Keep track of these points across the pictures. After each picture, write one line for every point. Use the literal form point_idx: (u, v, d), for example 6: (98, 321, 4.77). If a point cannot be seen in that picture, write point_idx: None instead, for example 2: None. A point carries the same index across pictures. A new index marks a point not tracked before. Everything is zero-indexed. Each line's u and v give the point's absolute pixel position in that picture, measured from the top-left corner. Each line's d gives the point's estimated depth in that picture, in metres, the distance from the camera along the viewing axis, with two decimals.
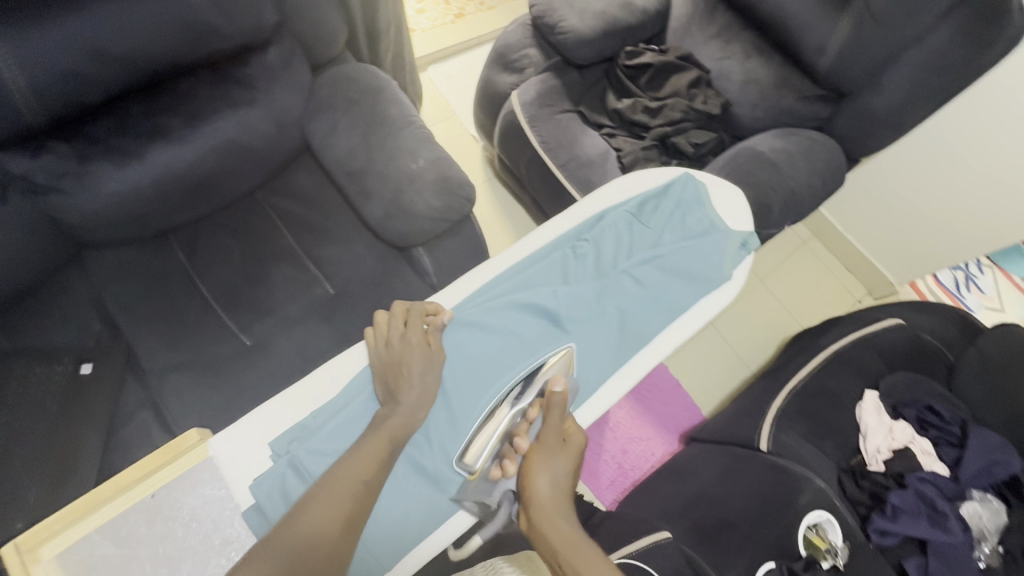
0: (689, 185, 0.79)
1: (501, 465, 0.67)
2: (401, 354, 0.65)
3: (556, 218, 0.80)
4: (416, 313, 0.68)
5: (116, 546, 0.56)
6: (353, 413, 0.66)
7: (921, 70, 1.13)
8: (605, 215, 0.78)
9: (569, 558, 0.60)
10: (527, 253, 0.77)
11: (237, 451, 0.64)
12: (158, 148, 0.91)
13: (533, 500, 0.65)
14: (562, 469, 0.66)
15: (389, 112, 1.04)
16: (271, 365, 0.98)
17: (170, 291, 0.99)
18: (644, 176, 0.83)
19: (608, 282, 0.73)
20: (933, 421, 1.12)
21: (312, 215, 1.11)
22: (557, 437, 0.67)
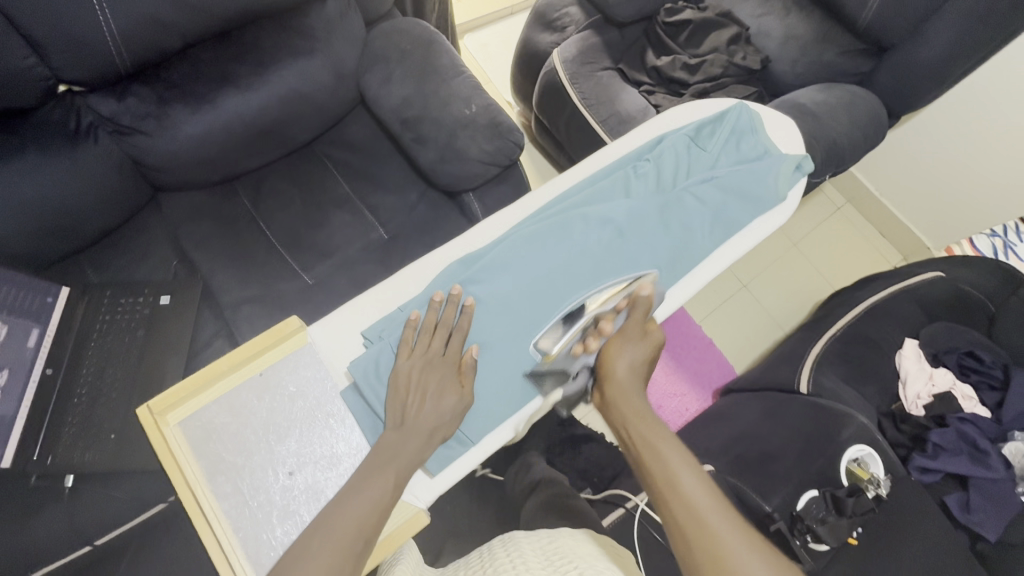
0: (744, 112, 0.81)
1: (583, 343, 0.67)
2: (427, 391, 0.65)
3: (615, 145, 0.83)
4: (457, 337, 0.67)
5: (232, 414, 0.63)
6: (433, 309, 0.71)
7: (967, 16, 1.13)
8: (662, 139, 0.81)
9: (651, 441, 0.65)
10: (589, 175, 0.80)
11: (333, 341, 0.72)
12: (228, 95, 0.97)
13: (612, 379, 0.69)
14: (640, 354, 0.70)
15: (441, 63, 1.09)
16: (332, 300, 1.04)
17: (238, 232, 1.05)
18: (698, 107, 0.85)
19: (668, 199, 0.75)
20: (974, 365, 1.12)
21: (366, 165, 1.15)
22: (639, 329, 0.70)
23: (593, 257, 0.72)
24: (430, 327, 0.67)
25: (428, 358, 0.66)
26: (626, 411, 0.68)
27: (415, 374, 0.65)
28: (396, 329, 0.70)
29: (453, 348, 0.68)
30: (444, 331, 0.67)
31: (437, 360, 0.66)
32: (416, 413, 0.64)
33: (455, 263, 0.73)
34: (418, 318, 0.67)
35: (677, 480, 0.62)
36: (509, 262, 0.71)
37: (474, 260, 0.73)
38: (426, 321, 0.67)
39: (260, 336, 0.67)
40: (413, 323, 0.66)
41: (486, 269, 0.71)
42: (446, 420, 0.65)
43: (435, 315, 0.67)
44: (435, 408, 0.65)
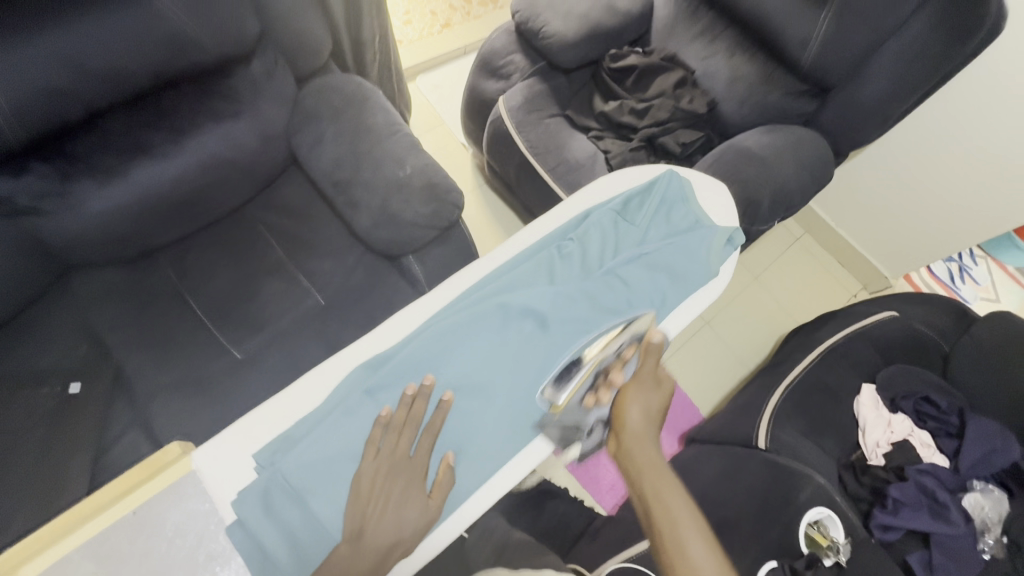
0: (673, 182, 0.79)
1: (595, 395, 0.67)
2: (391, 498, 0.60)
3: (540, 221, 0.79)
4: (427, 437, 0.64)
5: (96, 565, 0.55)
6: (340, 419, 0.63)
7: (904, 59, 1.14)
8: (589, 215, 0.78)
9: (664, 500, 0.64)
10: (511, 256, 0.75)
11: (219, 463, 0.63)
12: (140, 166, 0.92)
13: (626, 429, 0.68)
14: (654, 402, 0.69)
15: (374, 122, 1.04)
16: (261, 378, 0.98)
17: (158, 309, 0.99)
18: (627, 175, 0.82)
19: (594, 281, 0.72)
20: (930, 412, 1.11)
21: (301, 229, 1.11)
22: (651, 375, 0.70)
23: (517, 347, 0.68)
24: (397, 424, 0.63)
25: (394, 459, 0.62)
26: (640, 464, 0.66)
27: (380, 480, 0.61)
28: (297, 442, 0.63)
29: (422, 448, 0.64)
30: (412, 429, 0.63)
31: (401, 463, 0.62)
32: (375, 525, 0.59)
33: (360, 366, 0.66)
34: (387, 414, 0.63)
35: (685, 547, 0.61)
36: (425, 360, 0.66)
37: (385, 359, 0.67)
38: (394, 417, 0.63)
39: (127, 474, 0.61)
40: (380, 420, 0.62)
41: (399, 371, 0.65)
42: (407, 535, 0.60)
43: (405, 410, 0.63)
44: (396, 518, 0.60)
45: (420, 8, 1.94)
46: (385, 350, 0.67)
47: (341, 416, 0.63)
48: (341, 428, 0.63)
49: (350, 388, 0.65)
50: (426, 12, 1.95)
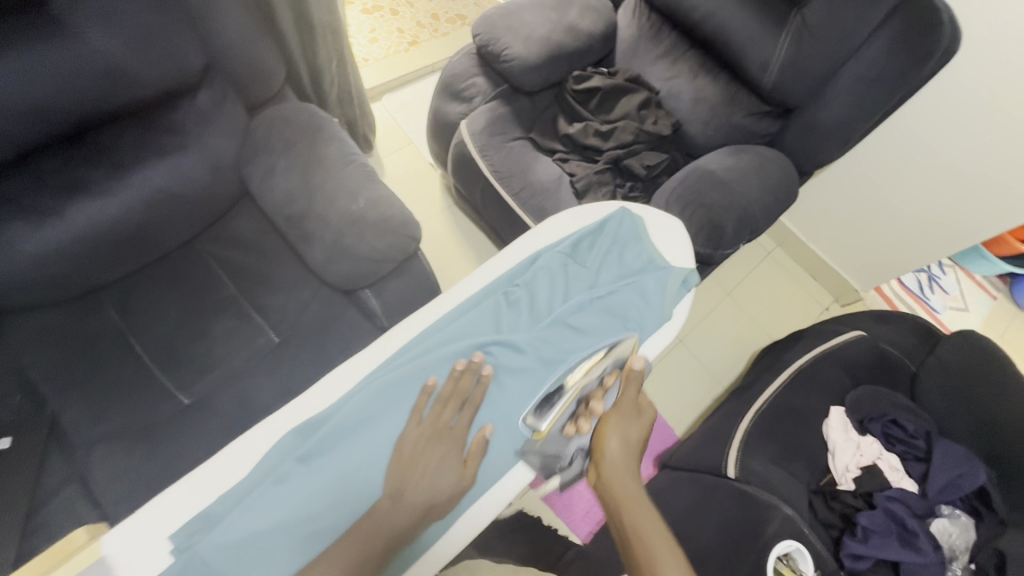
0: (624, 222, 0.81)
1: (575, 423, 0.70)
2: (430, 464, 0.61)
3: (489, 264, 0.78)
4: (468, 411, 0.65)
5: None
6: (260, 498, 0.57)
7: (864, 82, 1.14)
8: (537, 258, 0.77)
9: (641, 531, 0.66)
10: (456, 304, 0.73)
11: (133, 550, 0.56)
12: (77, 204, 0.87)
13: (606, 458, 0.70)
14: (635, 431, 0.72)
15: (327, 153, 1.01)
16: (211, 423, 0.93)
17: (101, 354, 0.94)
18: (577, 215, 0.83)
19: (544, 329, 0.72)
20: (899, 435, 1.11)
21: (254, 263, 1.06)
22: (632, 405, 0.72)
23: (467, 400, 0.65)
24: (447, 395, 0.64)
25: (437, 429, 0.63)
26: (620, 496, 0.68)
27: (422, 444, 0.62)
28: (218, 522, 0.56)
29: (463, 421, 0.65)
30: (459, 401, 0.64)
31: (445, 433, 0.63)
32: (415, 485, 0.60)
33: (291, 432, 0.61)
34: (435, 384, 0.64)
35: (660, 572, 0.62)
36: (366, 419, 0.62)
37: (320, 422, 0.61)
38: (443, 389, 0.64)
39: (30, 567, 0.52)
40: (434, 387, 0.63)
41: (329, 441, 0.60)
42: (444, 497, 0.61)
43: (452, 383, 0.64)
44: (434, 484, 0.61)
45: (386, 26, 1.92)
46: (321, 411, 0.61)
47: (270, 489, 0.57)
48: (269, 503, 0.57)
49: (280, 455, 0.60)
50: (391, 30, 1.92)
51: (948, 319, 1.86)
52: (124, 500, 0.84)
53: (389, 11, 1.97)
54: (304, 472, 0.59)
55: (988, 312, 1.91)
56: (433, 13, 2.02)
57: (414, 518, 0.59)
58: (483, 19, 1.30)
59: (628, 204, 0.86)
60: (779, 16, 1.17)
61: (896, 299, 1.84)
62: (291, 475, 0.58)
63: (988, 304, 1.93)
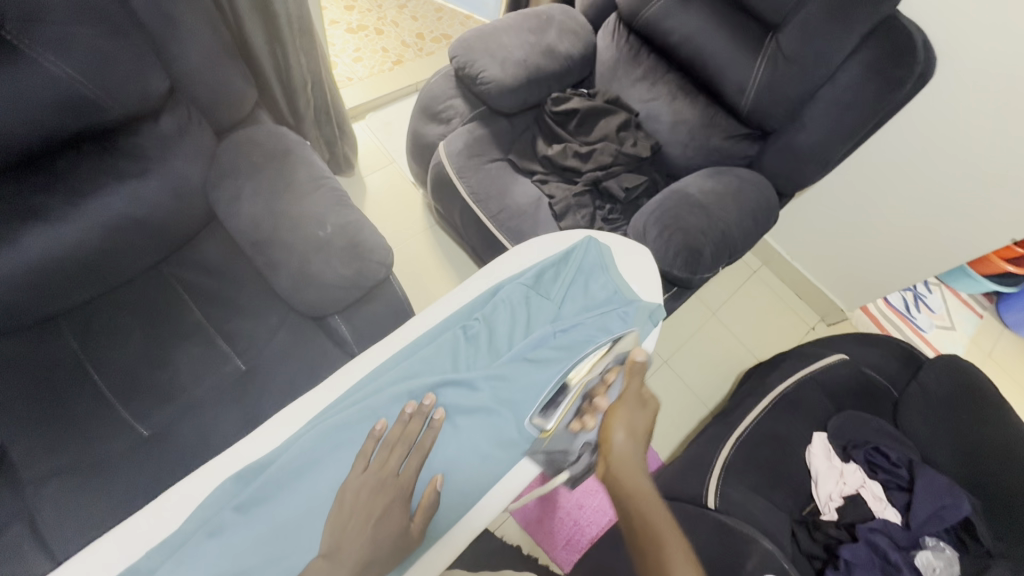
0: (590, 251, 0.80)
1: (580, 420, 0.70)
2: (374, 515, 0.58)
3: (449, 295, 0.76)
4: (417, 457, 0.62)
5: None
6: (198, 550, 0.54)
7: (838, 107, 1.14)
8: (499, 290, 0.76)
9: (650, 522, 0.66)
10: (414, 338, 0.71)
11: None
12: (34, 231, 0.85)
13: (612, 453, 0.68)
14: (640, 422, 0.71)
15: (296, 178, 1.00)
16: (170, 456, 0.90)
17: (57, 384, 0.90)
18: (542, 245, 0.82)
19: (503, 365, 0.70)
20: (882, 464, 1.09)
21: (222, 288, 1.04)
22: (636, 397, 0.72)
23: (417, 444, 0.62)
24: (394, 441, 0.61)
25: (382, 478, 0.59)
26: (631, 488, 0.67)
27: (366, 494, 0.59)
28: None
29: (410, 468, 0.61)
30: (405, 446, 0.61)
31: (391, 482, 0.59)
32: (355, 537, 0.56)
33: (228, 480, 0.57)
34: (382, 427, 0.61)
35: (668, 562, 0.64)
36: (310, 466, 0.60)
37: (261, 468, 0.59)
38: (390, 432, 0.61)
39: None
40: (377, 432, 0.60)
41: (273, 486, 0.57)
42: (385, 552, 0.57)
43: (401, 426, 0.62)
44: (377, 536, 0.57)
45: (370, 45, 1.92)
46: (263, 457, 0.58)
47: (204, 541, 0.55)
48: (202, 557, 0.54)
49: (216, 504, 0.57)
50: (375, 49, 1.93)
51: (934, 338, 1.85)
52: (71, 539, 0.80)
53: (374, 31, 1.98)
54: (241, 522, 0.56)
55: (974, 330, 1.91)
56: (418, 33, 2.03)
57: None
58: (461, 41, 1.30)
59: (596, 232, 0.85)
60: (754, 45, 1.20)
61: (883, 319, 1.83)
62: (227, 527, 0.55)
63: (974, 322, 1.92)
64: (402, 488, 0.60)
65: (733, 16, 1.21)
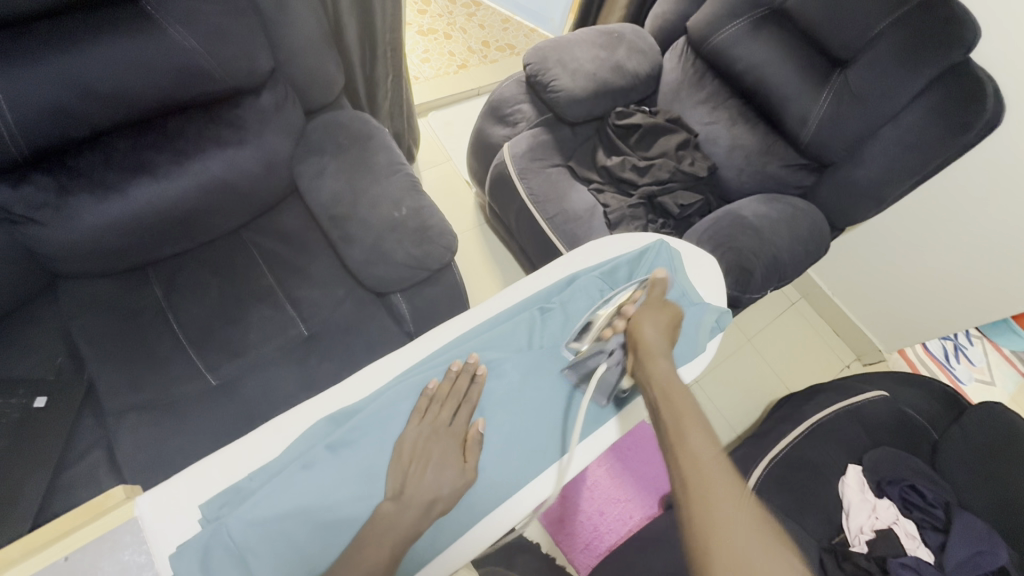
0: (663, 254, 0.85)
1: (611, 325, 0.75)
2: (432, 459, 0.62)
3: (525, 282, 0.81)
4: (466, 408, 0.67)
5: None
6: (289, 478, 0.59)
7: (899, 145, 1.16)
8: (575, 278, 0.81)
9: (672, 403, 0.66)
10: (493, 314, 0.77)
11: (165, 513, 0.58)
12: (140, 184, 0.92)
13: (642, 342, 0.72)
14: (662, 325, 0.74)
15: (376, 161, 1.06)
16: (234, 407, 0.95)
17: (139, 327, 0.97)
18: (617, 243, 0.87)
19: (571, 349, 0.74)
20: (917, 502, 1.08)
21: (295, 257, 1.11)
22: (658, 301, 0.76)
23: (466, 398, 0.67)
24: (444, 395, 0.66)
25: (435, 428, 0.64)
26: (655, 373, 0.69)
27: (423, 441, 0.63)
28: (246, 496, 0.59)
29: (461, 419, 0.66)
30: (455, 399, 0.66)
31: (443, 431, 0.64)
32: (417, 480, 0.61)
33: (323, 420, 0.63)
34: (435, 386, 0.67)
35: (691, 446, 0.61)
36: (394, 416, 0.65)
37: (352, 413, 0.65)
38: (441, 389, 0.66)
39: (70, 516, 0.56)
40: (426, 392, 0.65)
41: (363, 429, 0.62)
42: (447, 493, 0.62)
43: (450, 382, 0.67)
44: (437, 479, 0.62)
45: (439, 48, 2.01)
46: (355, 403, 0.65)
47: (299, 471, 0.59)
48: (296, 485, 0.58)
49: (311, 441, 0.62)
50: (444, 52, 2.02)
51: (972, 391, 1.82)
52: (141, 472, 0.85)
53: (443, 35, 2.07)
54: (331, 459, 0.60)
55: (1015, 388, 1.87)
56: (484, 41, 2.11)
57: (417, 518, 0.59)
58: (536, 50, 1.36)
59: (668, 237, 0.90)
60: (820, 78, 1.23)
61: (919, 365, 1.81)
62: (319, 461, 0.60)
63: (1015, 379, 1.86)
64: (453, 436, 0.65)
65: (803, 50, 1.25)
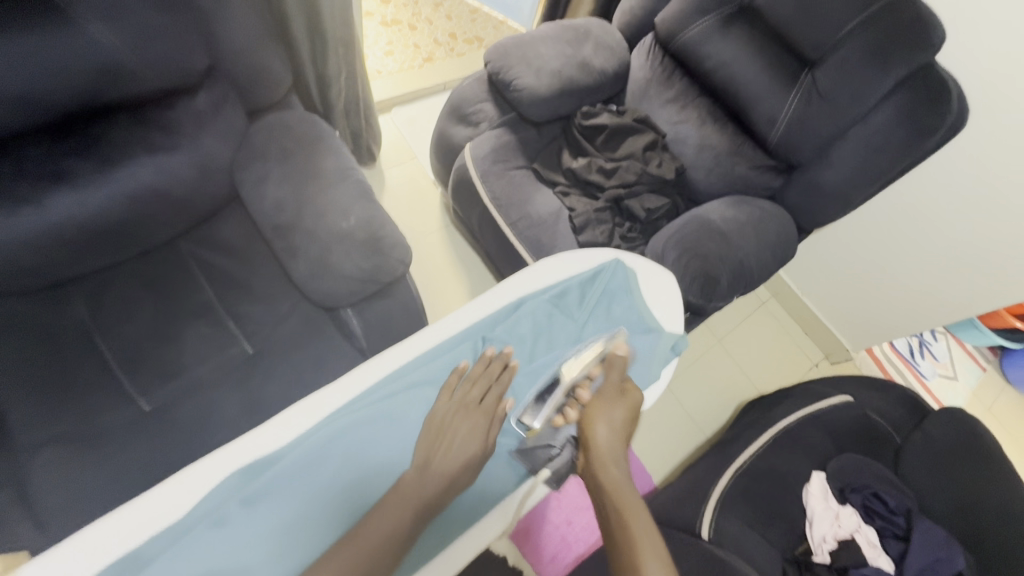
0: (618, 275, 0.84)
1: (563, 414, 0.72)
2: (457, 435, 0.65)
3: (477, 303, 0.77)
4: (497, 390, 0.69)
5: None
6: (196, 540, 0.56)
7: (867, 148, 1.14)
8: (525, 302, 0.78)
9: (623, 514, 0.64)
10: (438, 342, 0.73)
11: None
12: (59, 195, 0.84)
13: (593, 444, 0.69)
14: (618, 416, 0.71)
15: (324, 167, 0.99)
16: (168, 433, 0.89)
17: (63, 351, 0.90)
18: (574, 262, 0.85)
19: (517, 380, 0.75)
20: (879, 510, 1.07)
21: (237, 271, 1.05)
22: (615, 390, 0.72)
23: (496, 382, 0.69)
24: (476, 376, 0.69)
25: (464, 405, 0.67)
26: (607, 483, 0.66)
27: (449, 419, 0.66)
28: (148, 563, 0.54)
29: (490, 400, 0.69)
30: (487, 382, 0.69)
31: (472, 410, 0.67)
32: (443, 455, 0.64)
33: (234, 474, 0.59)
34: (466, 367, 0.70)
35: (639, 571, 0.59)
36: (317, 461, 0.62)
37: (267, 462, 0.61)
38: (473, 371, 0.69)
39: None
40: (460, 370, 0.68)
41: (279, 483, 0.59)
42: (469, 467, 0.65)
43: (483, 365, 0.69)
44: (461, 454, 0.65)
45: (403, 40, 1.93)
46: (268, 453, 0.61)
47: (208, 531, 0.57)
48: (203, 546, 0.56)
49: (221, 495, 0.59)
50: (408, 45, 1.93)
51: (936, 387, 1.84)
52: (62, 510, 0.78)
53: (407, 26, 1.98)
54: (245, 514, 0.58)
55: (976, 383, 1.90)
56: (451, 33, 2.03)
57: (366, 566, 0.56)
58: (498, 46, 1.30)
59: (625, 254, 0.89)
60: (789, 79, 1.20)
61: (886, 362, 1.83)
62: (230, 518, 0.58)
63: (976, 375, 1.92)
64: (482, 417, 0.67)
65: (771, 49, 1.22)
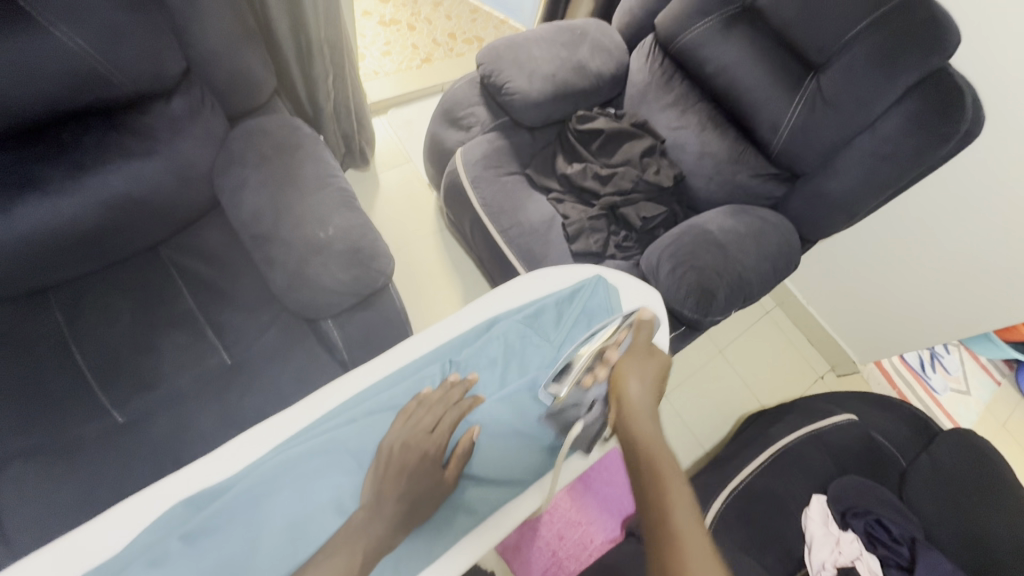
0: (597, 294, 0.81)
1: (591, 373, 0.70)
2: (409, 466, 0.62)
3: (447, 323, 0.77)
4: (453, 414, 0.66)
5: None
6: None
7: (874, 157, 1.09)
8: (497, 322, 0.77)
9: (655, 464, 0.61)
10: (401, 364, 0.72)
11: None
12: (28, 203, 0.82)
13: (624, 397, 0.68)
14: (649, 373, 0.70)
15: (304, 174, 0.96)
16: (141, 447, 0.86)
17: (35, 360, 0.88)
18: (551, 280, 0.84)
19: (485, 407, 0.71)
20: (882, 537, 1.01)
21: (218, 279, 1.02)
22: (645, 349, 0.73)
23: (454, 408, 0.67)
24: (433, 401, 0.66)
25: (415, 433, 0.64)
26: (638, 435, 0.64)
27: (399, 449, 0.63)
28: None
29: (444, 427, 0.65)
30: (442, 406, 0.66)
31: (424, 437, 0.63)
32: (391, 490, 0.61)
33: (180, 504, 0.58)
34: (426, 392, 0.67)
35: (668, 513, 0.57)
36: (265, 495, 0.60)
37: (217, 494, 0.60)
38: (431, 395, 0.66)
39: None
40: (417, 396, 0.66)
41: (222, 521, 0.57)
42: (420, 502, 0.62)
43: (442, 391, 0.67)
44: (410, 487, 0.61)
45: (401, 41, 1.90)
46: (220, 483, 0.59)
47: (143, 570, 0.54)
48: None
49: (163, 532, 0.57)
50: (406, 45, 1.90)
51: (948, 402, 1.77)
52: (27, 527, 0.76)
53: (406, 26, 1.95)
54: (185, 554, 0.56)
55: (990, 397, 1.83)
56: (450, 33, 1.99)
57: None
58: (490, 49, 1.26)
59: (606, 272, 0.86)
60: (792, 83, 1.15)
61: (895, 376, 1.76)
62: (171, 557, 0.55)
63: (990, 389, 1.84)
64: (435, 444, 0.64)
65: (774, 53, 1.17)
